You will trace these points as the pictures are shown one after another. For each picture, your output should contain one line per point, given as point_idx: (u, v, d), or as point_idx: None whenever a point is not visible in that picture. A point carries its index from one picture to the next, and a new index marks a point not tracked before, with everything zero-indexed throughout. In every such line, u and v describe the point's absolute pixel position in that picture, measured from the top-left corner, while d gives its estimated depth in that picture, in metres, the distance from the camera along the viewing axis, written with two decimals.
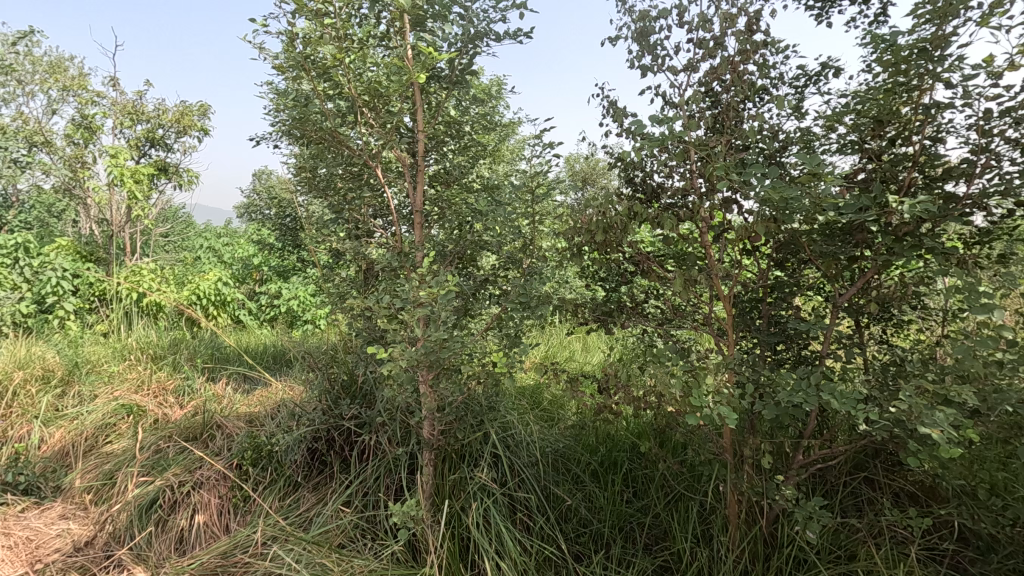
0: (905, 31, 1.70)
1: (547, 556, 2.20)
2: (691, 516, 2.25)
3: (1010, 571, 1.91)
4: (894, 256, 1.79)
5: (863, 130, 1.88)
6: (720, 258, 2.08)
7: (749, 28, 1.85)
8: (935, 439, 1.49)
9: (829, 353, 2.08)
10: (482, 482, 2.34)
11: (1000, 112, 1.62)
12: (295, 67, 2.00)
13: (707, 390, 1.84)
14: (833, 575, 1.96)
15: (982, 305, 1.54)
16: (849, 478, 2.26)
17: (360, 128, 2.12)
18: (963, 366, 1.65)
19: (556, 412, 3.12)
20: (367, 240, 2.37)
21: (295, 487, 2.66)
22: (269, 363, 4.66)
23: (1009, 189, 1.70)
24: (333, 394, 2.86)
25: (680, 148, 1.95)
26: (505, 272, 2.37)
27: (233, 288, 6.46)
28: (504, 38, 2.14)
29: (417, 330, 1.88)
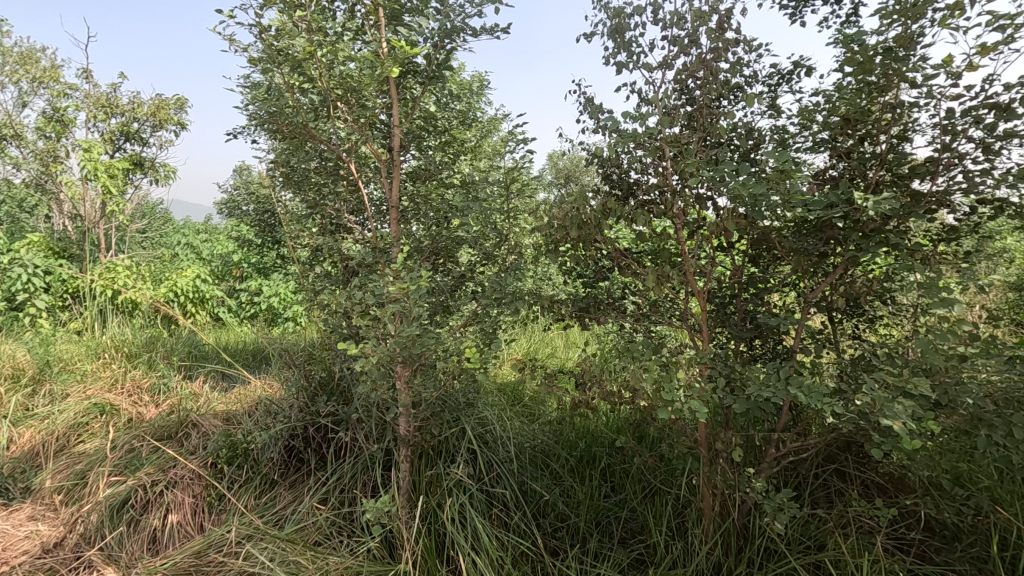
0: (872, 32, 1.73)
1: (524, 551, 2.20)
2: (666, 509, 2.28)
3: (973, 559, 1.96)
4: (862, 252, 1.82)
5: (833, 128, 1.91)
6: (695, 254, 2.10)
7: (721, 27, 1.87)
8: (896, 430, 1.53)
9: (800, 348, 2.11)
10: (459, 479, 2.34)
11: (961, 112, 1.67)
12: (267, 60, 1.97)
13: (678, 384, 1.86)
14: (803, 565, 1.99)
15: (943, 299, 1.58)
16: (820, 471, 2.31)
17: (335, 123, 2.10)
18: (926, 359, 1.69)
19: (536, 409, 3.13)
20: (343, 235, 2.36)
21: (272, 486, 2.63)
22: (249, 361, 4.60)
23: (971, 187, 1.74)
24: (310, 391, 2.84)
25: (655, 145, 1.96)
26: (483, 268, 2.37)
27: (212, 285, 6.37)
28: (480, 34, 2.14)
29: (390, 326, 1.87)
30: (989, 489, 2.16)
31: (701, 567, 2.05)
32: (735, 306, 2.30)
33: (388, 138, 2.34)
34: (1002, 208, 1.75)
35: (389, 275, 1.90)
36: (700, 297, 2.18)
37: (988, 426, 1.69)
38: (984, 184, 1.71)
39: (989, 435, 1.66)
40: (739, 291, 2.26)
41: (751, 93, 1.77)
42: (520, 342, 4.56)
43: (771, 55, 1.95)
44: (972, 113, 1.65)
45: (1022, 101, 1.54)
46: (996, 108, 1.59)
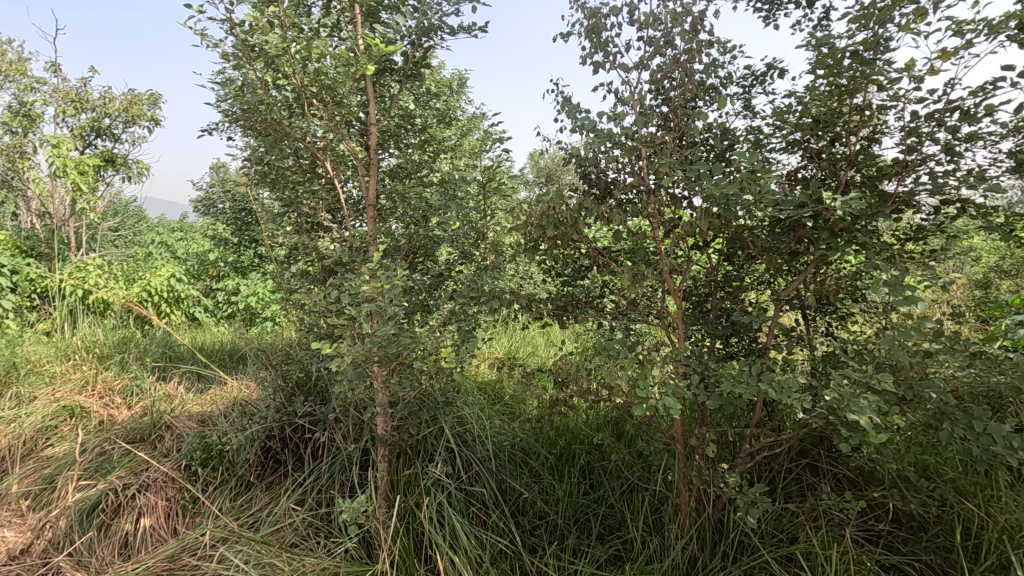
0: (842, 36, 1.77)
1: (502, 549, 2.21)
2: (643, 505, 2.30)
3: (938, 548, 2.03)
4: (831, 251, 1.87)
5: (805, 129, 1.95)
6: (670, 253, 2.13)
7: (695, 28, 1.89)
8: (862, 425, 1.57)
9: (773, 345, 2.15)
10: (436, 478, 2.34)
11: (926, 116, 1.72)
12: (239, 57, 1.94)
13: (653, 381, 1.88)
14: (775, 558, 2.03)
15: (907, 297, 1.63)
16: (792, 465, 2.36)
17: (310, 120, 2.08)
18: (892, 355, 1.74)
19: (516, 408, 3.14)
20: (319, 234, 2.33)
21: (248, 487, 2.60)
22: (225, 361, 4.53)
23: (936, 188, 1.80)
24: (287, 392, 2.81)
25: (631, 144, 1.98)
26: (461, 267, 2.37)
27: (187, 284, 6.24)
28: (458, 33, 2.14)
29: (365, 325, 1.85)
30: (954, 481, 2.23)
31: (677, 562, 2.08)
32: (710, 305, 2.33)
33: (364, 136, 2.32)
34: (965, 208, 1.80)
35: (364, 275, 1.88)
36: (676, 296, 2.20)
37: (951, 419, 1.74)
38: (947, 185, 1.76)
39: (952, 429, 1.72)
40: (714, 290, 2.29)
41: (724, 94, 1.80)
42: (501, 342, 4.56)
43: (744, 57, 1.98)
44: (935, 116, 1.70)
45: (983, 105, 1.59)
46: (959, 111, 1.64)
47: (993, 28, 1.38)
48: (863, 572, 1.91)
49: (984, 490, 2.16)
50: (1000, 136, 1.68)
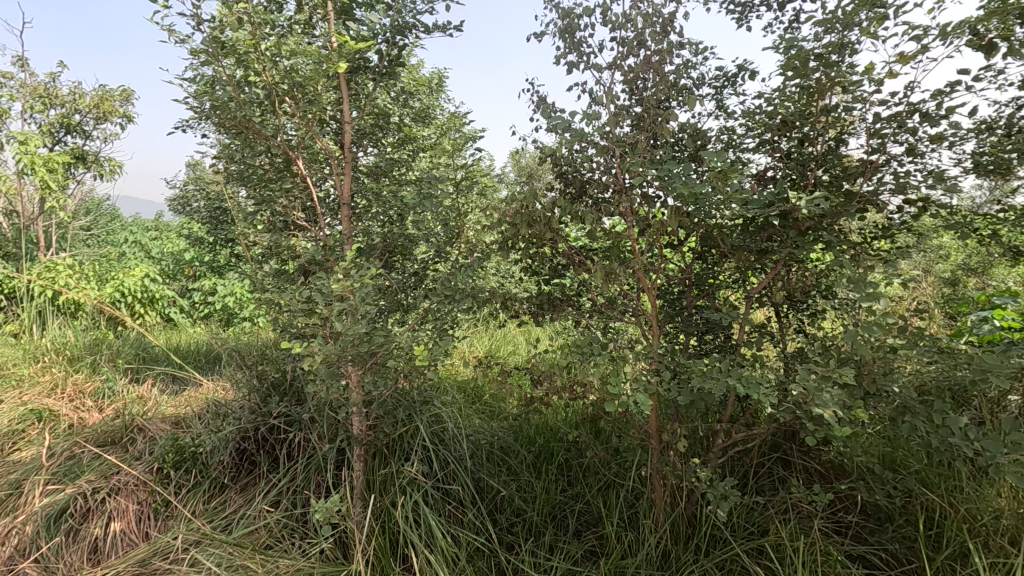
0: (809, 39, 1.81)
1: (478, 547, 2.21)
2: (618, 501, 2.33)
3: (903, 538, 2.09)
4: (798, 249, 1.91)
5: (774, 129, 1.98)
6: (644, 252, 2.15)
7: (666, 30, 1.92)
8: (825, 419, 1.61)
9: (744, 342, 2.19)
10: (412, 477, 2.33)
11: (888, 117, 1.77)
12: (208, 54, 1.91)
13: (625, 378, 1.91)
14: (745, 551, 2.07)
15: (869, 293, 1.68)
16: (763, 460, 2.41)
17: (282, 118, 2.06)
18: (855, 350, 1.79)
19: (495, 406, 3.15)
20: (293, 233, 2.31)
21: (222, 490, 2.57)
22: (202, 362, 4.46)
23: (898, 187, 1.85)
24: (262, 392, 2.78)
25: (605, 144, 2.00)
26: (437, 266, 2.37)
27: (162, 284, 6.12)
28: (432, 31, 2.14)
29: (337, 324, 1.84)
30: (919, 473, 2.30)
31: (650, 556, 2.11)
32: (684, 302, 2.36)
33: (339, 135, 2.30)
34: (926, 207, 1.86)
35: (336, 273, 1.87)
36: (650, 293, 2.23)
37: (913, 412, 1.79)
38: (909, 185, 1.81)
39: (913, 421, 1.77)
40: (687, 288, 2.32)
41: (693, 94, 1.82)
42: (482, 341, 4.56)
43: (715, 58, 2.01)
44: (897, 117, 1.75)
45: (942, 108, 1.64)
46: (919, 113, 1.69)
47: (947, 33, 1.43)
48: (829, 563, 1.96)
49: (948, 481, 2.22)
50: (959, 137, 1.73)
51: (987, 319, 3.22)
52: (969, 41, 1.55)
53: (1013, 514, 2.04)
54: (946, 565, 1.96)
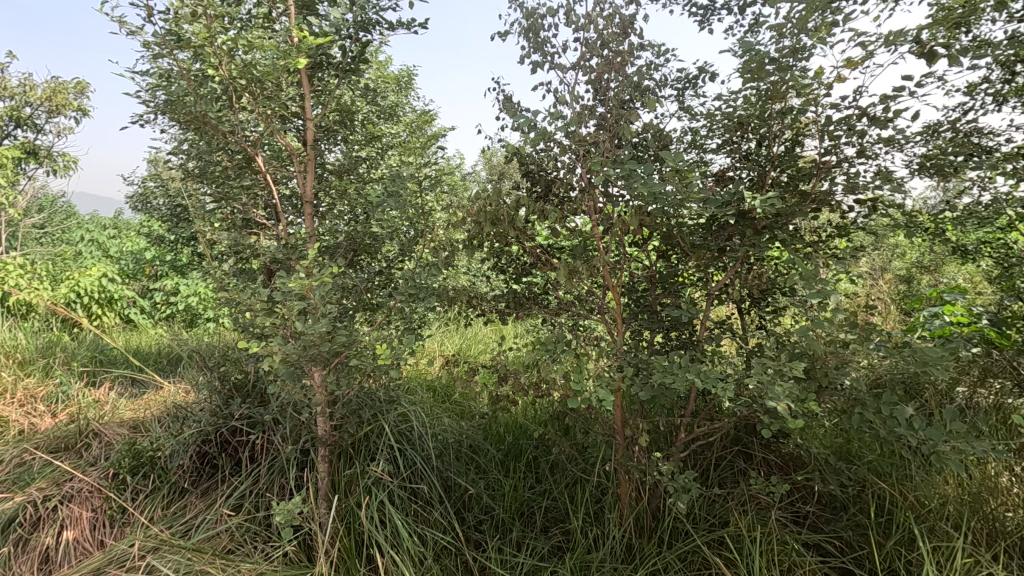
0: (765, 43, 1.85)
1: (444, 545, 2.21)
2: (584, 496, 2.36)
3: (856, 525, 2.17)
4: (754, 247, 1.98)
5: (733, 130, 2.03)
6: (608, 250, 2.19)
7: (627, 31, 1.94)
8: (778, 412, 1.67)
9: (705, 338, 2.25)
10: (377, 476, 2.31)
11: (839, 120, 1.83)
12: (159, 47, 1.86)
13: (588, 374, 1.94)
14: (706, 542, 2.12)
15: (820, 290, 1.74)
16: (725, 453, 2.47)
17: (240, 113, 2.01)
18: (808, 346, 1.85)
19: (465, 405, 3.15)
20: (254, 231, 2.27)
21: (182, 494, 2.51)
22: (163, 364, 4.33)
23: (850, 187, 1.92)
24: (224, 394, 2.72)
25: (569, 143, 2.02)
26: (402, 265, 2.35)
27: (120, 284, 5.92)
28: (396, 28, 2.12)
29: (296, 324, 1.81)
30: (872, 462, 2.39)
31: (615, 550, 2.14)
32: (648, 299, 2.41)
33: (301, 131, 2.26)
34: (876, 207, 1.93)
35: (295, 272, 1.84)
36: (615, 291, 2.26)
37: (862, 404, 1.86)
38: (860, 185, 1.88)
39: (862, 413, 1.84)
40: (651, 286, 2.37)
41: (653, 96, 1.86)
42: (454, 340, 4.55)
43: (677, 60, 2.04)
44: (847, 120, 1.82)
45: (888, 112, 1.70)
46: (868, 116, 1.76)
47: (891, 40, 1.48)
48: (785, 551, 2.02)
49: (898, 469, 2.32)
50: (906, 139, 1.81)
51: (939, 314, 3.37)
52: (913, 47, 1.61)
53: (957, 500, 2.13)
54: (895, 550, 2.04)
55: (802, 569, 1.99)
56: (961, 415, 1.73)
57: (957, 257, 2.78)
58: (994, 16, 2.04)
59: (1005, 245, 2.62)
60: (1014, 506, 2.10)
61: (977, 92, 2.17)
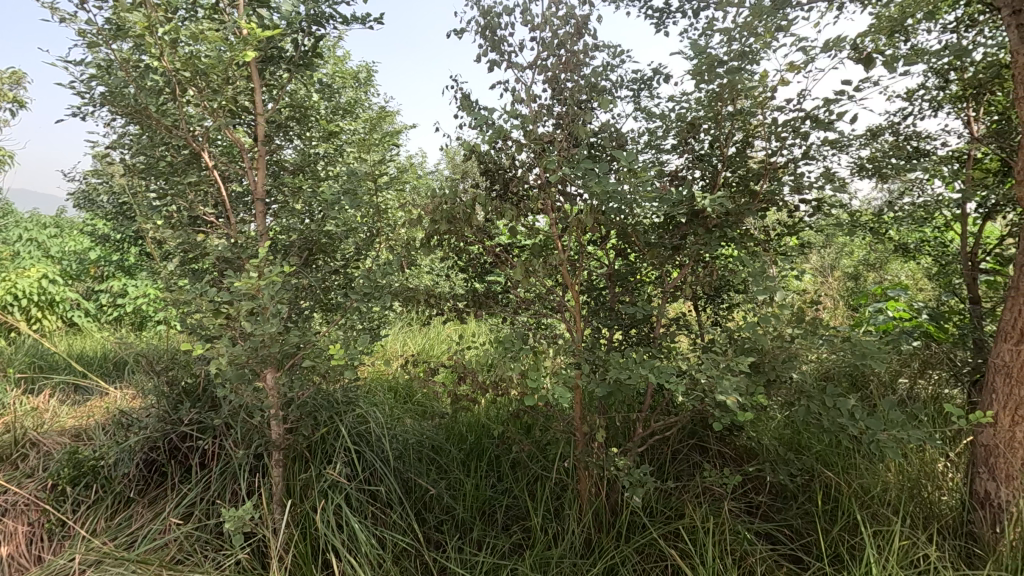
0: (716, 46, 1.89)
1: (403, 547, 2.18)
2: (545, 493, 2.37)
3: (804, 514, 2.25)
4: (707, 245, 2.03)
5: (685, 131, 2.08)
6: (566, 248, 2.20)
7: (581, 32, 1.96)
8: (727, 405, 1.72)
9: (661, 335, 2.29)
10: (334, 480, 2.27)
11: (785, 122, 1.90)
12: (95, 36, 1.77)
13: (545, 371, 1.94)
14: (662, 535, 2.16)
15: (767, 286, 1.79)
16: (681, 446, 2.54)
17: (185, 107, 1.94)
18: (757, 341, 1.91)
19: (427, 405, 3.13)
20: (201, 230, 2.19)
21: (127, 504, 2.41)
22: (108, 370, 4.12)
23: (796, 187, 2.00)
24: (173, 399, 2.62)
25: (526, 142, 2.02)
26: (358, 264, 2.31)
27: (62, 286, 5.61)
28: (351, 22, 2.08)
29: (243, 324, 1.75)
30: (820, 452, 2.49)
31: (574, 545, 2.16)
32: (606, 297, 2.43)
33: (252, 127, 2.19)
34: (820, 206, 2.01)
35: (243, 271, 1.78)
36: (573, 289, 2.28)
37: (808, 396, 1.93)
38: (805, 185, 1.96)
39: (808, 404, 1.92)
40: (609, 284, 2.40)
41: (606, 95, 1.88)
42: (417, 340, 4.50)
43: (632, 61, 2.07)
44: (793, 123, 1.89)
45: (831, 114, 1.77)
46: (812, 119, 1.82)
47: (830, 46, 1.55)
48: (737, 541, 2.08)
49: (844, 458, 2.43)
50: (849, 141, 1.88)
51: (883, 310, 3.53)
52: (852, 53, 1.68)
53: (898, 485, 2.25)
54: (840, 536, 2.13)
55: (754, 557, 2.05)
56: (898, 404, 1.82)
57: (898, 255, 2.92)
58: (931, 26, 2.19)
59: (942, 243, 2.78)
60: (948, 489, 2.22)
61: (915, 98, 2.33)
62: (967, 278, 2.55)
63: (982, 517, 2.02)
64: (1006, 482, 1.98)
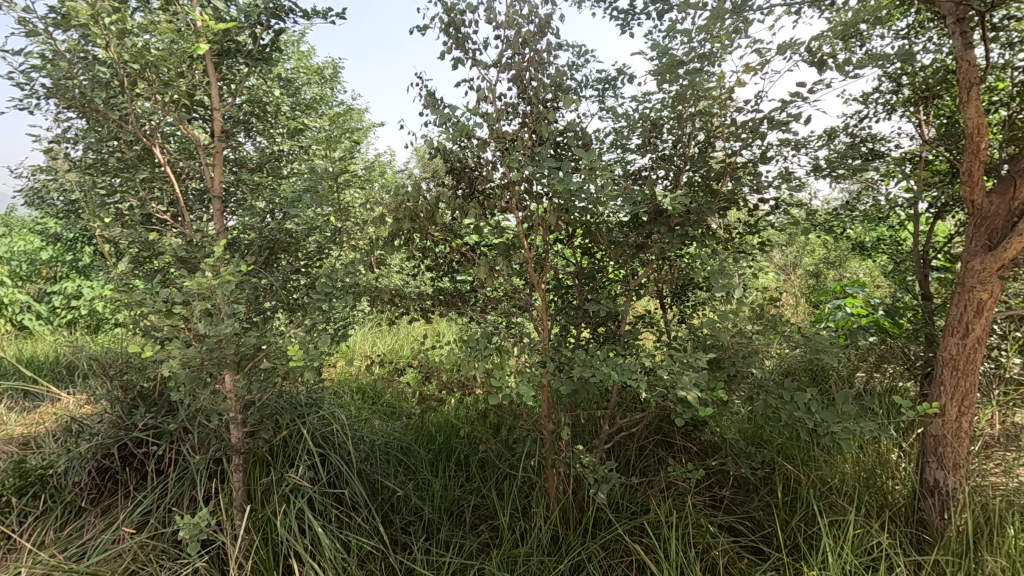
0: (678, 47, 1.91)
1: (369, 550, 2.15)
2: (512, 491, 2.37)
3: (766, 506, 2.31)
4: (669, 244, 2.07)
5: (647, 131, 2.10)
6: (532, 247, 2.20)
7: (543, 31, 1.96)
8: (688, 400, 1.75)
9: (627, 332, 2.32)
10: (296, 483, 2.22)
11: (744, 123, 1.94)
12: (37, 24, 1.69)
13: (510, 370, 1.94)
14: (627, 530, 2.18)
15: (726, 283, 1.83)
16: (646, 442, 2.57)
17: (135, 101, 1.87)
18: (717, 337, 1.95)
19: (395, 406, 3.10)
20: (154, 229, 2.11)
21: (79, 514, 2.31)
22: (61, 375, 3.96)
23: (755, 187, 2.04)
24: (127, 404, 2.53)
25: (490, 140, 2.01)
26: (322, 264, 2.27)
27: (11, 287, 5.35)
28: (312, 16, 2.04)
29: (197, 325, 1.69)
30: (780, 445, 2.56)
31: (541, 543, 2.17)
32: (573, 296, 2.45)
33: (208, 122, 2.13)
34: (778, 205, 2.06)
35: (197, 270, 1.73)
36: (540, 288, 2.29)
37: (766, 390, 1.98)
38: (763, 184, 2.00)
39: (766, 398, 1.96)
40: (576, 283, 2.41)
41: (569, 94, 1.88)
42: (386, 340, 4.46)
43: (596, 61, 2.08)
44: (751, 123, 1.93)
45: (787, 115, 1.80)
46: (770, 120, 1.86)
47: (784, 49, 1.59)
48: (700, 534, 2.12)
49: (803, 451, 2.49)
50: (805, 142, 1.93)
51: (841, 306, 3.65)
52: (806, 56, 1.73)
53: (853, 476, 2.32)
54: (798, 526, 2.19)
55: (717, 550, 2.09)
56: (852, 397, 1.88)
57: (855, 253, 3.02)
58: (883, 32, 2.27)
59: (895, 242, 2.89)
60: (901, 479, 2.30)
61: (870, 102, 2.42)
62: (919, 275, 2.65)
63: (932, 504, 2.10)
64: (954, 471, 2.06)
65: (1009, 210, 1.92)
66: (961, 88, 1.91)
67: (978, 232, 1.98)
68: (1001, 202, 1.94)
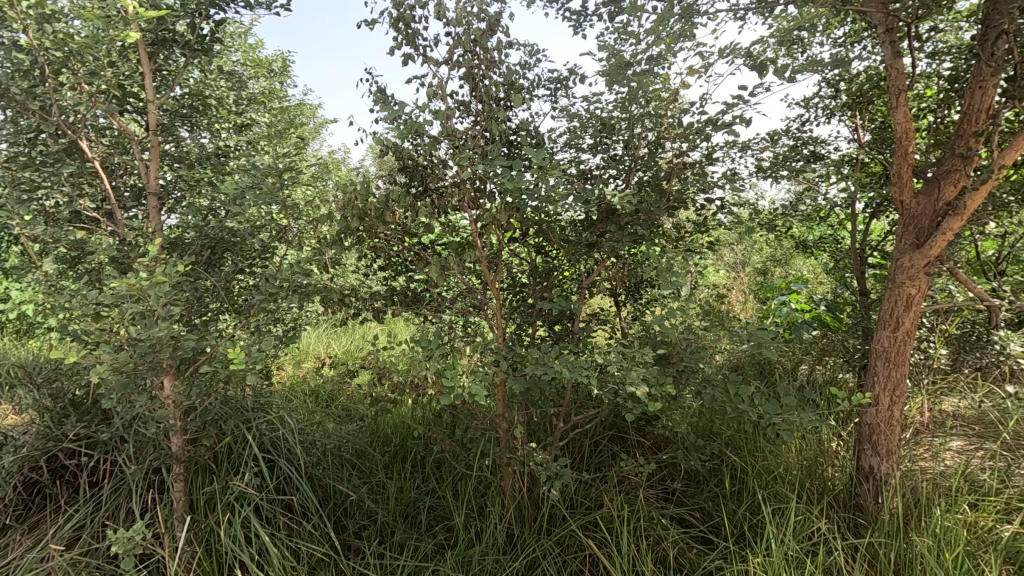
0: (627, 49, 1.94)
1: (319, 556, 2.10)
2: (467, 491, 2.36)
3: (714, 496, 2.38)
4: (620, 242, 2.10)
5: (598, 131, 2.12)
6: (486, 245, 2.20)
7: (494, 29, 1.94)
8: (637, 395, 1.78)
9: (580, 330, 2.34)
10: (242, 490, 2.14)
11: (691, 124, 1.99)
12: None
13: (461, 370, 1.92)
14: (581, 526, 2.21)
15: (673, 281, 1.87)
16: (601, 438, 2.61)
17: (59, 91, 1.76)
18: (666, 334, 1.99)
19: (349, 408, 3.03)
20: (85, 228, 1.99)
21: (3, 532, 2.16)
22: None
23: (703, 186, 2.09)
24: (57, 413, 2.38)
25: (441, 138, 1.99)
26: (268, 263, 2.19)
27: None
28: (256, 8, 1.97)
29: (129, 328, 1.61)
30: (729, 437, 2.64)
31: (496, 542, 2.16)
32: (528, 294, 2.46)
33: (142, 115, 2.02)
34: (724, 204, 2.12)
35: (129, 271, 1.64)
36: (494, 287, 2.28)
37: (713, 384, 2.03)
38: (710, 184, 2.05)
39: (713, 392, 2.01)
40: (531, 281, 2.42)
41: (519, 93, 1.88)
42: (341, 341, 4.37)
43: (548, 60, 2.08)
44: (697, 124, 1.98)
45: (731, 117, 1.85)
46: (715, 122, 1.91)
47: (725, 52, 1.63)
48: (652, 526, 2.17)
49: (750, 442, 2.58)
50: (749, 143, 1.99)
51: (787, 302, 3.80)
52: (748, 60, 1.78)
53: (796, 464, 2.42)
54: (745, 514, 2.26)
55: (668, 541, 2.14)
56: (792, 390, 1.95)
57: (798, 250, 3.15)
58: (822, 39, 2.37)
59: (834, 240, 3.02)
60: (839, 466, 2.42)
61: (810, 106, 2.52)
62: (856, 271, 2.79)
63: (867, 489, 2.21)
64: (887, 457, 2.17)
65: (934, 209, 2.04)
66: (891, 94, 2.01)
67: (907, 231, 2.09)
68: (927, 203, 2.05)
